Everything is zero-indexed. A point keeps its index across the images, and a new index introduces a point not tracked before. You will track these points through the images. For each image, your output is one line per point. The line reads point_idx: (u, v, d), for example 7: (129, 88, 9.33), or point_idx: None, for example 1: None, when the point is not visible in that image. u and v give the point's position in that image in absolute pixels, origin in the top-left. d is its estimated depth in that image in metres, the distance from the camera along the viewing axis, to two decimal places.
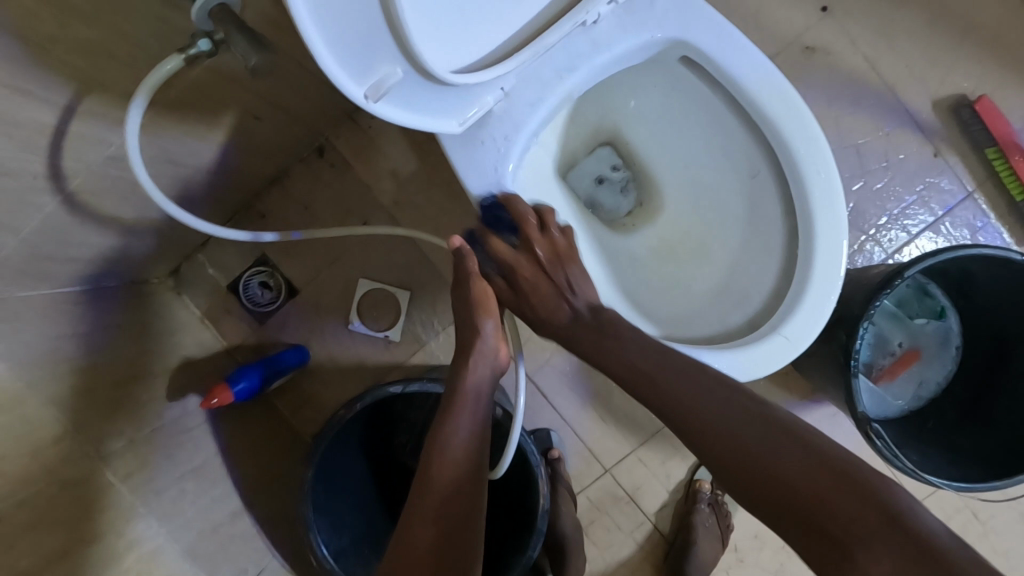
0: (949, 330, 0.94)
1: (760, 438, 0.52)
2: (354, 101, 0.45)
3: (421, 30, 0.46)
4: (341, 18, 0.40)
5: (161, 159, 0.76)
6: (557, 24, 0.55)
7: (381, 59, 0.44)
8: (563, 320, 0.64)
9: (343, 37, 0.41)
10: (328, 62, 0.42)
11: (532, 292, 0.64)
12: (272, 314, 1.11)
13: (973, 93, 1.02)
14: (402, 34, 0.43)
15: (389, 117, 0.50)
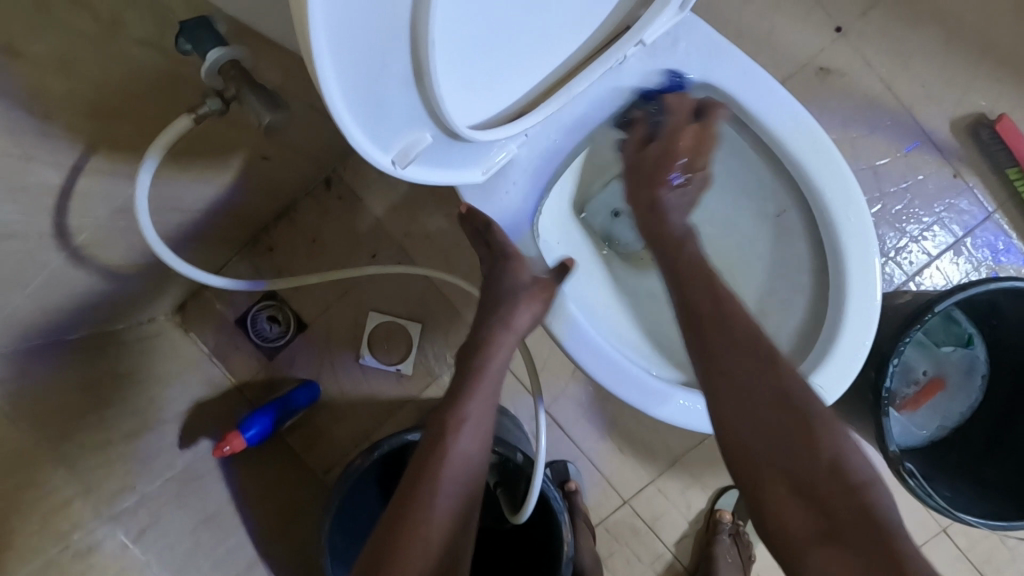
0: (976, 358, 0.91)
1: (813, 462, 0.49)
2: (381, 168, 0.42)
3: (453, 91, 0.43)
4: (375, 96, 0.38)
5: (167, 207, 0.74)
6: (586, 72, 0.52)
7: (410, 126, 0.42)
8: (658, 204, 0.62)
9: (374, 114, 0.39)
10: (359, 139, 0.39)
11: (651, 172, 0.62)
12: (282, 348, 1.09)
13: (992, 112, 1.00)
14: (435, 102, 0.41)
15: (417, 178, 0.47)
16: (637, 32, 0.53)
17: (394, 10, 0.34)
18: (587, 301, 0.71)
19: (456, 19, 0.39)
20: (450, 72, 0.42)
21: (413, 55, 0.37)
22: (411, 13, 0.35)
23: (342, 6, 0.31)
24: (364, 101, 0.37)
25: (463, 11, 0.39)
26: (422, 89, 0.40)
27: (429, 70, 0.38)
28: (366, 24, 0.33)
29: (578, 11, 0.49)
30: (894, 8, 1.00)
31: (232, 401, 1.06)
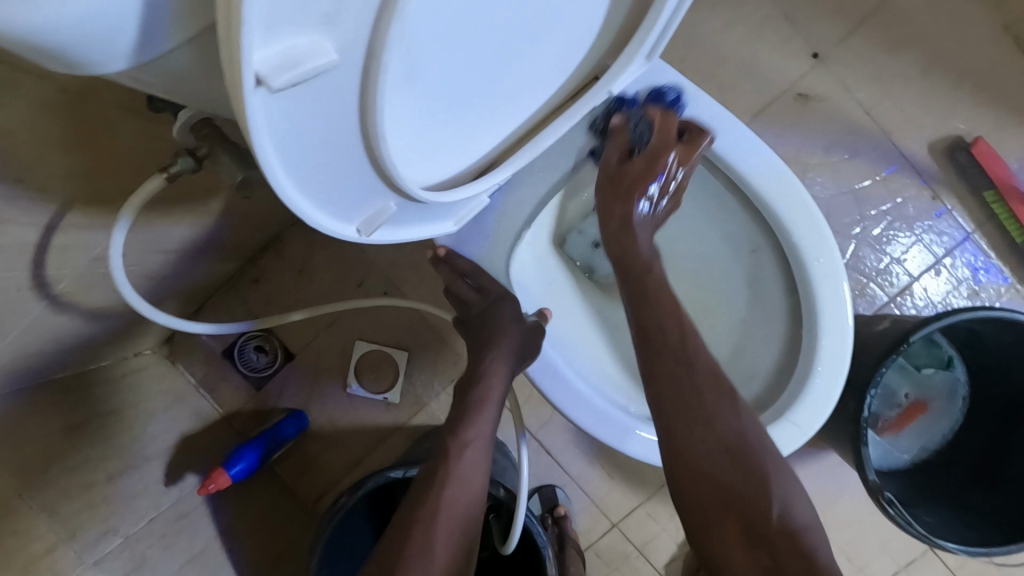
0: (957, 380, 0.93)
1: (746, 493, 0.54)
2: (347, 239, 0.42)
3: (412, 162, 0.42)
4: (330, 182, 0.37)
5: (148, 250, 0.74)
6: (554, 125, 0.51)
7: (374, 199, 0.42)
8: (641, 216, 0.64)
9: (330, 195, 0.38)
10: (319, 220, 0.39)
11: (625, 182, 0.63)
12: (269, 378, 1.09)
13: (969, 135, 1.01)
14: (394, 180, 0.40)
15: (385, 239, 0.47)
16: (606, 83, 0.52)
17: (343, 108, 0.33)
18: (562, 337, 0.73)
19: (412, 98, 0.38)
20: (408, 146, 0.41)
21: (365, 142, 0.36)
22: (360, 109, 0.34)
23: (293, 110, 0.31)
24: (321, 187, 0.37)
25: (419, 90, 0.38)
26: (379, 170, 0.39)
27: (385, 155, 0.37)
28: (314, 125, 0.32)
29: (545, 68, 0.48)
30: (871, 34, 1.01)
31: (219, 431, 1.06)
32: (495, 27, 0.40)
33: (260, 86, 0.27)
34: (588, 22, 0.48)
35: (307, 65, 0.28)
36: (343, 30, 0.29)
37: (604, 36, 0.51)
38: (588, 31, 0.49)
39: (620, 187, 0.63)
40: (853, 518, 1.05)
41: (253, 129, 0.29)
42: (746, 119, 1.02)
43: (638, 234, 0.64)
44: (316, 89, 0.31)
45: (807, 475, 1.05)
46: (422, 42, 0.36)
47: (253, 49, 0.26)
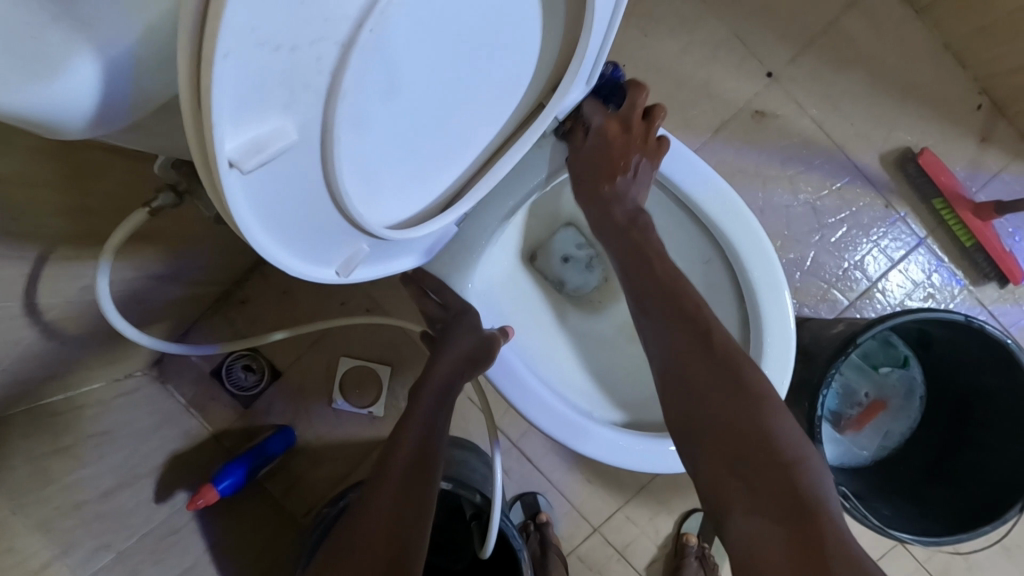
0: (915, 380, 0.98)
1: (730, 408, 0.57)
2: (328, 280, 0.47)
3: (374, 206, 0.47)
4: (308, 234, 0.42)
5: (136, 275, 0.78)
6: (507, 156, 0.56)
7: (350, 242, 0.46)
8: (614, 192, 0.70)
9: (308, 247, 0.43)
10: (303, 269, 0.44)
11: (604, 155, 0.69)
12: (257, 397, 1.13)
13: (916, 146, 1.07)
14: (365, 227, 0.45)
15: (365, 275, 0.52)
16: (551, 110, 0.56)
17: (309, 174, 0.38)
18: (529, 349, 0.78)
19: (370, 151, 0.43)
20: (370, 193, 0.46)
21: (330, 196, 0.41)
22: (324, 170, 0.39)
23: (266, 183, 0.35)
24: (300, 240, 0.42)
25: (374, 143, 0.43)
26: (349, 220, 0.44)
27: (351, 207, 0.42)
28: (286, 189, 0.37)
29: (494, 108, 0.53)
30: (822, 54, 1.07)
31: (208, 449, 1.09)
32: (441, 83, 0.45)
33: (233, 168, 0.32)
34: (529, 62, 0.52)
35: (271, 146, 0.33)
36: (298, 113, 0.34)
37: (543, 74, 0.55)
38: (531, 72, 0.53)
39: (590, 176, 0.70)
40: None
41: (233, 203, 0.33)
42: (707, 136, 1.08)
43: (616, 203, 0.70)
44: (285, 163, 0.36)
45: None
46: (374, 103, 0.40)
47: (225, 141, 0.30)
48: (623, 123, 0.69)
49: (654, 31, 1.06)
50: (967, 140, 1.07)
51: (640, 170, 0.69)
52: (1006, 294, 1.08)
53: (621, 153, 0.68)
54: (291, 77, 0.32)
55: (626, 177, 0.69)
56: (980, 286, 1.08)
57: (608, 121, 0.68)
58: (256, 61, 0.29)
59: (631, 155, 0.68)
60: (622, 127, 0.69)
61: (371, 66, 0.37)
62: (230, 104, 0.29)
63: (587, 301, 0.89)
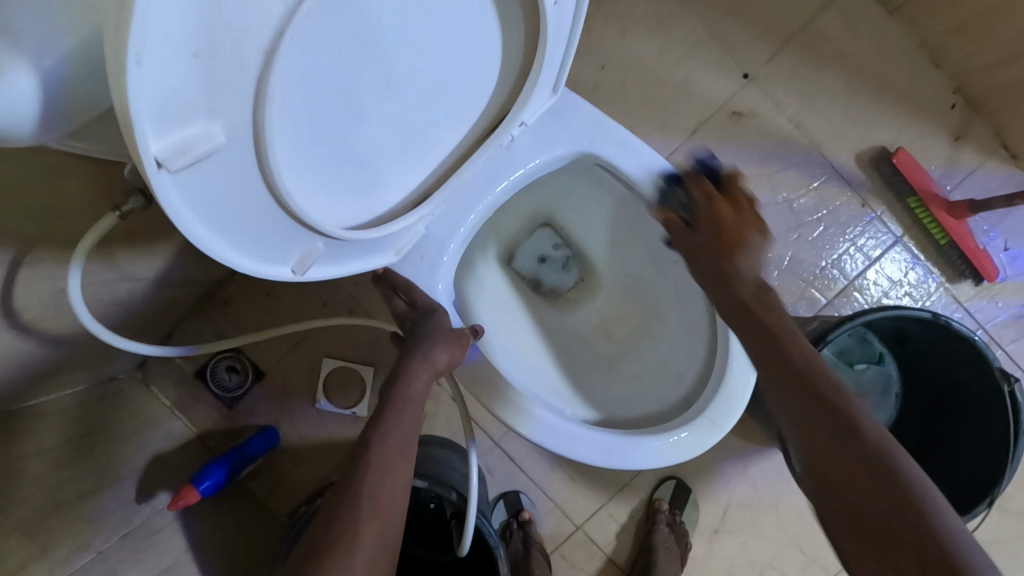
0: (889, 376, 1.00)
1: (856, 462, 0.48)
2: (281, 279, 0.47)
3: (329, 207, 0.48)
4: (254, 235, 0.42)
5: (115, 278, 0.78)
6: (471, 160, 0.57)
7: (304, 243, 0.46)
8: (733, 269, 0.61)
9: (258, 247, 0.43)
10: (254, 268, 0.44)
11: (720, 232, 0.63)
12: (241, 398, 1.14)
13: (892, 145, 1.08)
14: (317, 228, 0.45)
15: (324, 275, 0.52)
16: (513, 117, 0.57)
17: (247, 175, 0.38)
18: (503, 347, 0.79)
19: (318, 155, 0.44)
20: (322, 196, 0.46)
21: (276, 198, 0.41)
22: (262, 173, 0.39)
23: (200, 183, 0.36)
24: (248, 239, 0.42)
25: (322, 148, 0.44)
26: (297, 220, 0.44)
27: (298, 210, 0.42)
28: (226, 189, 0.38)
29: (453, 113, 0.54)
30: (797, 55, 1.08)
31: (192, 450, 1.10)
32: (386, 86, 0.46)
33: (161, 169, 0.32)
34: (490, 71, 0.53)
35: (201, 148, 0.34)
36: (228, 116, 0.35)
37: (504, 81, 0.56)
38: (490, 78, 0.54)
39: (710, 249, 0.63)
40: (801, 512, 1.14)
41: (168, 204, 0.34)
42: (685, 137, 1.09)
43: (738, 278, 0.61)
44: (220, 165, 0.36)
45: (758, 471, 1.14)
46: (320, 108, 0.41)
47: (149, 141, 0.31)
48: (730, 200, 0.65)
49: (632, 32, 1.07)
50: (942, 139, 1.08)
51: (761, 242, 0.63)
52: (982, 291, 1.09)
53: (738, 228, 0.62)
54: (218, 83, 0.33)
55: (748, 250, 0.62)
56: (955, 284, 1.09)
57: (716, 201, 0.64)
58: (180, 68, 0.30)
59: (750, 233, 0.62)
60: (732, 207, 0.64)
61: (312, 72, 0.39)
62: (151, 107, 0.30)
63: (563, 300, 0.90)
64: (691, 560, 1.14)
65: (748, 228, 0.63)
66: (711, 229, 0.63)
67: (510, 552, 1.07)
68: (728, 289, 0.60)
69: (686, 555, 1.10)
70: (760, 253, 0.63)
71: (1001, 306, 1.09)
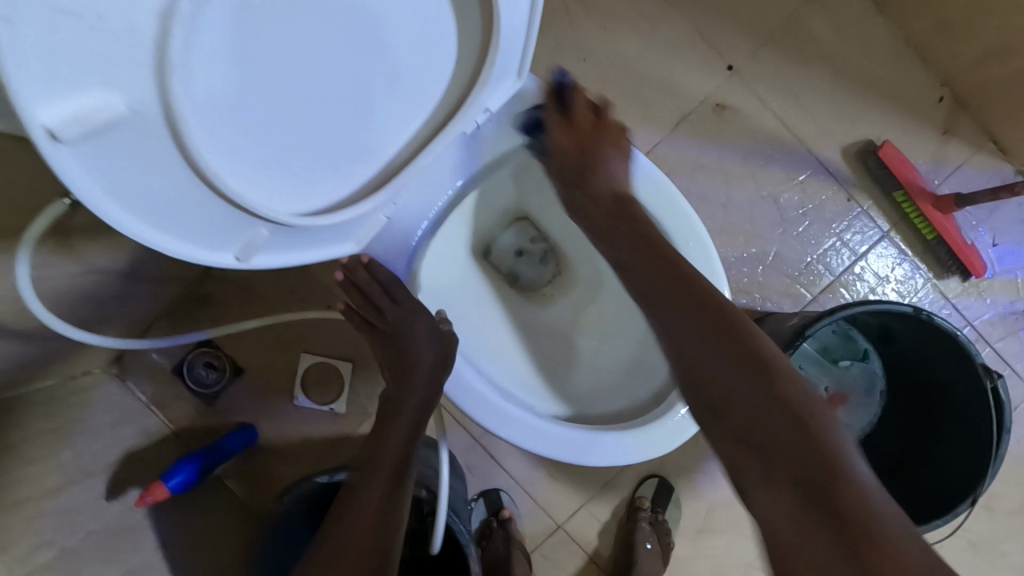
0: (874, 374, 0.98)
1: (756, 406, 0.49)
2: (222, 265, 0.46)
3: (270, 192, 0.46)
4: (180, 216, 0.41)
5: (81, 271, 0.77)
6: (430, 147, 0.55)
7: (243, 228, 0.45)
8: (584, 194, 0.67)
9: (188, 230, 0.42)
10: (187, 251, 0.43)
11: (566, 159, 0.67)
12: (219, 395, 1.12)
13: (878, 139, 1.06)
14: (257, 213, 0.44)
15: (273, 263, 0.51)
16: (474, 103, 0.54)
17: (160, 150, 0.37)
18: (476, 344, 0.77)
19: (249, 138, 0.42)
20: (259, 180, 0.45)
21: (199, 177, 0.40)
22: (179, 149, 0.38)
23: (104, 156, 0.35)
24: (173, 220, 0.41)
25: (254, 128, 0.42)
26: (229, 202, 0.42)
27: (226, 190, 0.41)
28: (137, 164, 0.37)
29: (406, 96, 0.52)
30: (782, 48, 1.06)
31: (168, 447, 1.08)
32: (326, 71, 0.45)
33: (52, 139, 0.31)
34: (444, 57, 0.52)
35: (97, 119, 0.33)
36: (129, 87, 0.34)
37: (465, 66, 0.54)
38: (444, 61, 0.52)
39: (569, 179, 0.68)
40: None
41: (72, 181, 0.33)
42: (669, 131, 1.07)
43: (594, 202, 0.67)
44: (129, 140, 0.35)
45: None
46: (244, 89, 0.40)
47: (34, 109, 0.30)
48: (573, 122, 0.68)
49: (614, 25, 1.05)
50: (930, 133, 1.06)
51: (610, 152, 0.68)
52: (970, 288, 1.07)
53: (585, 152, 0.67)
54: (108, 48, 0.32)
55: (601, 166, 0.67)
56: (943, 280, 1.07)
57: (559, 131, 0.67)
58: (59, 30, 0.29)
59: (596, 152, 0.68)
60: (574, 130, 0.68)
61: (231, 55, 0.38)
62: (29, 71, 0.29)
63: (539, 294, 0.88)
64: (674, 561, 1.13)
65: (593, 149, 0.68)
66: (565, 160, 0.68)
67: (489, 551, 1.06)
68: (590, 221, 0.67)
69: (668, 554, 1.08)
70: (613, 167, 0.68)
71: (989, 303, 1.07)
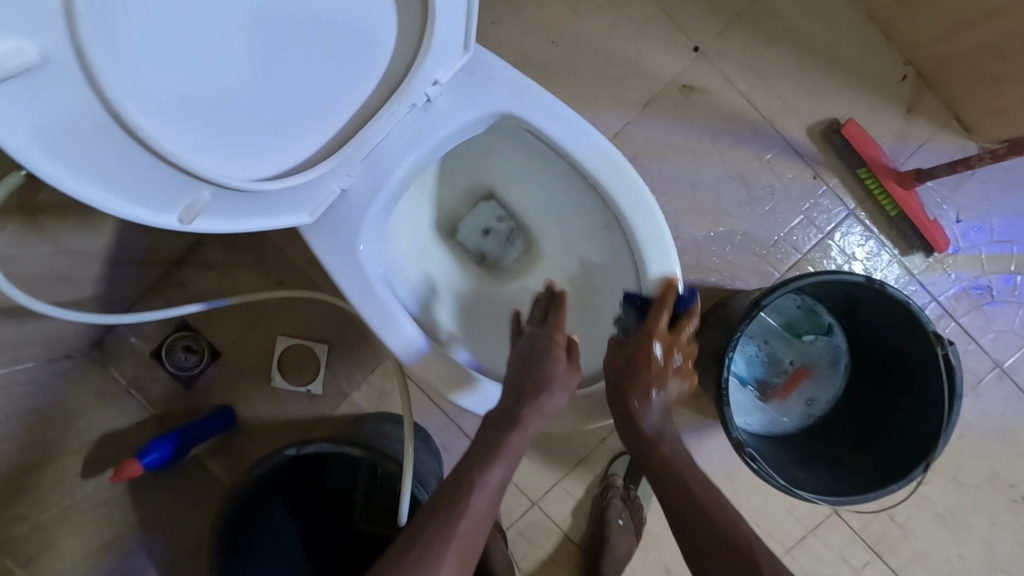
0: (838, 348, 0.99)
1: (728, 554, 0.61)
2: (166, 226, 0.48)
3: (211, 156, 0.49)
4: (117, 176, 0.43)
5: (54, 252, 0.79)
6: (375, 119, 0.57)
7: (183, 188, 0.47)
8: (654, 371, 0.68)
9: (127, 189, 0.45)
10: (127, 210, 0.46)
11: (645, 365, 0.67)
12: (198, 377, 1.13)
13: (843, 117, 1.08)
14: (196, 173, 0.46)
15: (219, 227, 0.53)
16: (416, 76, 0.57)
17: (87, 107, 0.39)
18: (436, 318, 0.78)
19: (181, 98, 0.45)
20: (198, 142, 0.47)
21: (128, 133, 0.42)
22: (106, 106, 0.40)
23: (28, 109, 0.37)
24: (110, 178, 0.43)
25: (184, 89, 0.45)
26: (166, 161, 0.45)
27: (160, 148, 0.43)
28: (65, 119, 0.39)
29: (344, 66, 0.54)
30: (746, 29, 1.07)
31: (148, 429, 1.10)
32: (246, 31, 0.47)
33: None
34: (379, 26, 0.55)
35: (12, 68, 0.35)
36: (47, 38, 0.36)
37: (407, 41, 0.57)
38: (379, 30, 0.55)
39: (638, 370, 0.68)
40: None
41: None
42: (636, 112, 1.08)
43: (643, 416, 0.68)
44: (50, 92, 0.38)
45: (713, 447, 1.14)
46: (167, 48, 0.43)
47: None
48: (671, 341, 0.69)
49: (581, 8, 1.07)
50: (894, 111, 1.08)
51: (673, 374, 0.69)
52: (935, 264, 1.09)
53: (669, 349, 0.68)
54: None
55: (666, 383, 0.69)
56: (908, 256, 1.09)
57: (661, 332, 0.68)
58: None
59: (667, 378, 0.69)
60: (668, 348, 0.69)
61: (138, 10, 0.40)
62: None
63: (505, 272, 0.90)
64: (647, 536, 1.15)
65: (668, 378, 0.69)
66: (631, 385, 0.68)
67: None
68: (633, 423, 0.68)
69: (642, 530, 1.10)
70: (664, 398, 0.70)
71: (954, 278, 1.09)
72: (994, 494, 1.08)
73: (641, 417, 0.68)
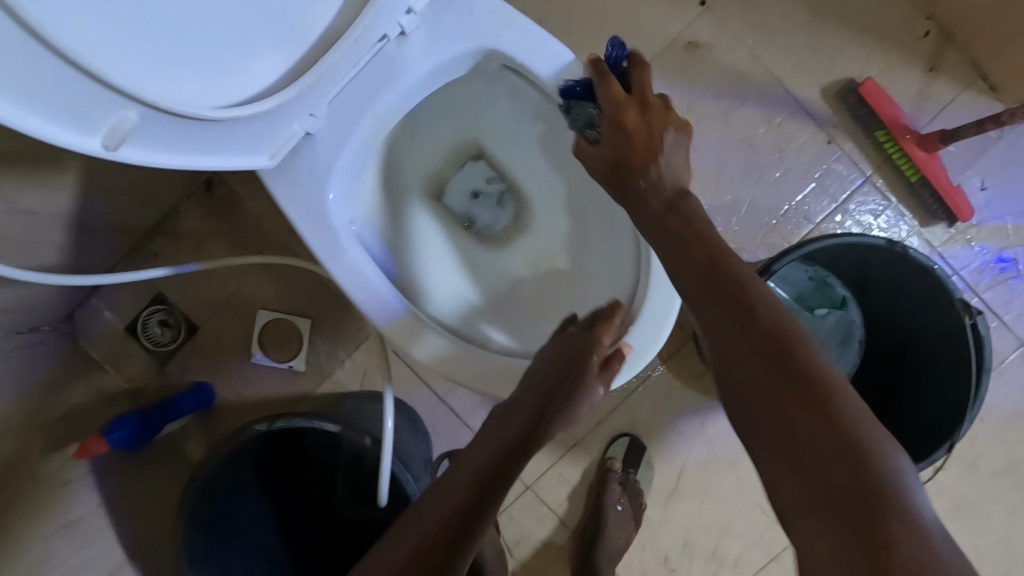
0: (852, 322, 0.89)
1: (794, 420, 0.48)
2: (91, 154, 0.42)
3: (150, 78, 0.42)
4: (34, 96, 0.36)
5: (5, 210, 0.73)
6: (338, 45, 0.52)
7: (112, 108, 0.41)
8: (645, 161, 0.59)
9: (46, 110, 0.37)
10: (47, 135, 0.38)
11: (624, 142, 0.59)
12: (172, 353, 1.08)
13: (859, 77, 1.01)
14: (131, 94, 0.40)
15: (156, 160, 0.47)
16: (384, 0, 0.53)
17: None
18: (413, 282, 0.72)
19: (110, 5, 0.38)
20: (132, 58, 0.41)
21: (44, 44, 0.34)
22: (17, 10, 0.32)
23: None
24: (25, 98, 0.36)
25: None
26: (93, 79, 0.38)
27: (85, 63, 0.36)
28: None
29: None
30: None
31: (122, 408, 1.04)
32: None
33: None
34: None
35: None
36: None
37: None
38: None
39: (622, 155, 0.59)
40: None
41: None
42: None
43: (654, 192, 0.58)
44: None
45: (716, 430, 1.08)
46: None
47: None
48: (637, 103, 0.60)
49: None
50: (914, 69, 1.00)
51: (670, 152, 0.59)
52: (956, 234, 1.02)
53: (647, 129, 0.59)
54: None
55: (660, 156, 0.59)
56: (928, 227, 1.02)
57: (621, 102, 0.60)
58: None
59: (658, 140, 0.59)
60: (638, 112, 0.60)
61: None
62: None
63: (494, 238, 0.83)
64: (646, 524, 1.09)
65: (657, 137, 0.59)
66: (619, 176, 0.60)
67: None
68: (642, 205, 0.58)
69: (641, 516, 1.04)
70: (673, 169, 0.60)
71: (977, 250, 1.02)
72: (1016, 481, 1.02)
73: (645, 179, 0.59)
